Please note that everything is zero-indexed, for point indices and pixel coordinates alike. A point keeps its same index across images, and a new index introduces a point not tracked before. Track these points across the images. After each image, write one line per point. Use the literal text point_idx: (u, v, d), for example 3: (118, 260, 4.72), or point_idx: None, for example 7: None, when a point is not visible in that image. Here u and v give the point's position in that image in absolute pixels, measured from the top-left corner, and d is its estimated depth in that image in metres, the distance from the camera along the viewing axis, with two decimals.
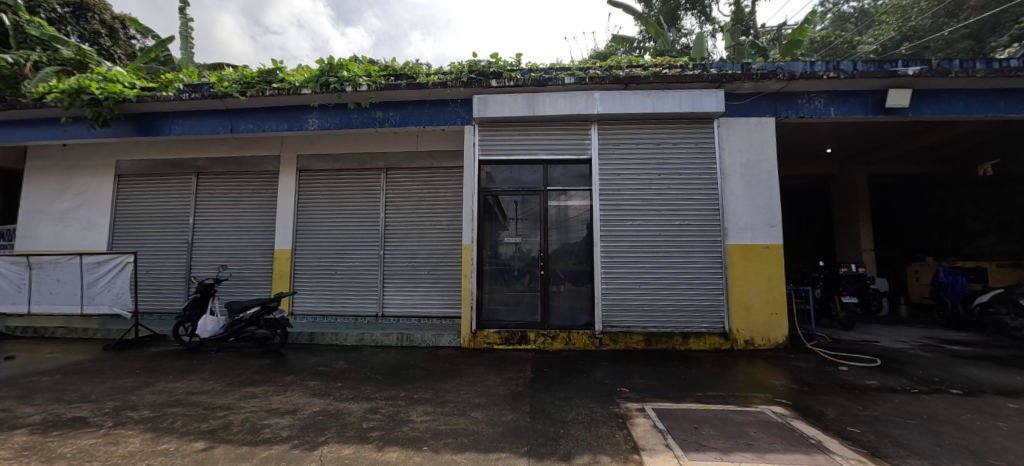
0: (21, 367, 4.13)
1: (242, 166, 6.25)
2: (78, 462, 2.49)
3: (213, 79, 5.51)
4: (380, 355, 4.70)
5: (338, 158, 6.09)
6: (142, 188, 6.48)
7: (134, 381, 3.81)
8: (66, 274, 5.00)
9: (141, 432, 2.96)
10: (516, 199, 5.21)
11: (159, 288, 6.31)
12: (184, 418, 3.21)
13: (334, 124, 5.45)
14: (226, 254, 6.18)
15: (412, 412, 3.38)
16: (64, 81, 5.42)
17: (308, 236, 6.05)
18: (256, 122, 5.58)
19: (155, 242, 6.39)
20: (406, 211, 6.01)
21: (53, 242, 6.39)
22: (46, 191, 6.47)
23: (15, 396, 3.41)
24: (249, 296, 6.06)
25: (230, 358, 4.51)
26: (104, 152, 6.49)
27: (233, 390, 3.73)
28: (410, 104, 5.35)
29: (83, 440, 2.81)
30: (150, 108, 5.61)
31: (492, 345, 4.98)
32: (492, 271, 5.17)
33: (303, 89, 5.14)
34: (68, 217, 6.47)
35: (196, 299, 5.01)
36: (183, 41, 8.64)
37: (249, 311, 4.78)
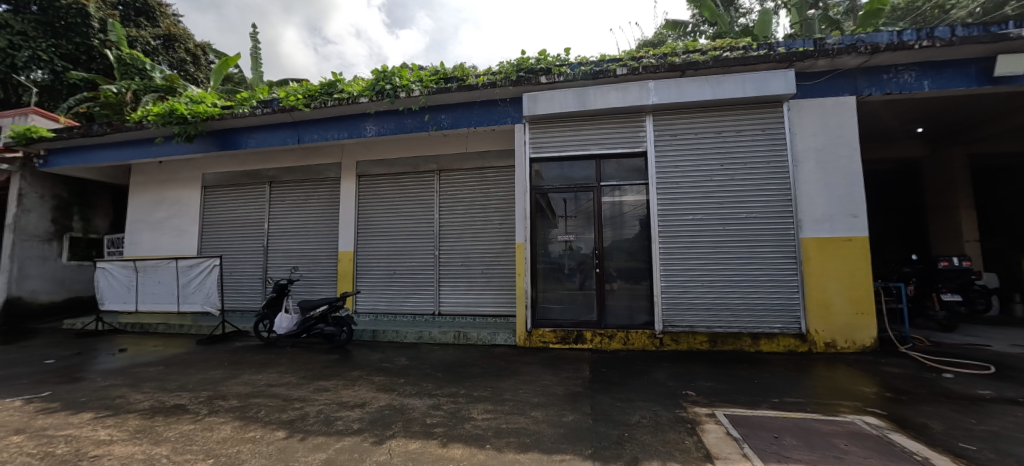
0: (132, 358, 4.68)
1: (308, 174, 6.68)
2: (182, 446, 2.77)
3: (281, 94, 5.92)
4: (438, 352, 4.79)
5: (394, 163, 6.33)
6: (223, 198, 7.13)
7: (222, 373, 4.16)
8: (164, 276, 5.61)
9: (231, 420, 3.26)
10: (566, 196, 5.12)
11: (240, 287, 6.91)
12: (266, 408, 3.49)
13: (389, 130, 5.61)
14: (296, 256, 6.64)
15: (472, 409, 3.44)
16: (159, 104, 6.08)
17: (368, 238, 6.36)
18: (320, 131, 5.91)
19: (235, 246, 7.00)
20: (459, 212, 6.12)
21: (153, 248, 7.22)
22: (146, 203, 7.33)
23: (127, 384, 3.86)
24: (317, 296, 6.45)
25: (302, 352, 4.81)
26: (192, 166, 7.23)
27: (306, 382, 3.97)
28: (460, 105, 5.41)
29: (184, 426, 3.14)
30: (229, 124, 6.14)
31: (548, 344, 4.91)
32: (545, 269, 5.11)
33: (362, 98, 5.40)
34: (163, 226, 7.27)
35: (273, 297, 5.37)
36: (252, 62, 9.43)
37: (318, 310, 5.00)
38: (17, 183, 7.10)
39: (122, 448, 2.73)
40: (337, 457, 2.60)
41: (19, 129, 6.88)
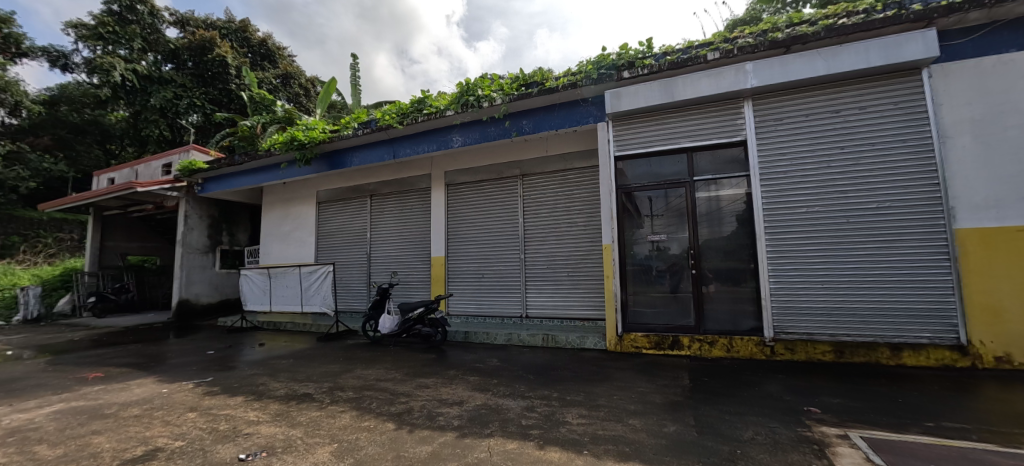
0: (268, 351, 5.51)
1: (402, 186, 7.29)
2: (312, 429, 3.24)
3: (378, 115, 6.53)
4: (527, 354, 4.88)
5: (478, 171, 6.63)
6: (333, 211, 8.09)
7: (339, 367, 4.68)
8: (291, 281, 6.51)
9: (349, 410, 3.65)
10: (654, 194, 4.88)
11: (348, 291, 7.77)
12: (377, 400, 3.85)
13: (474, 139, 5.85)
14: (394, 262, 7.27)
15: (567, 413, 3.42)
16: (283, 133, 7.14)
17: (457, 243, 6.71)
18: (412, 146, 6.39)
19: (343, 254, 7.90)
20: (542, 215, 6.18)
21: (281, 256, 8.47)
22: (275, 218, 8.64)
23: (268, 373, 4.54)
24: (413, 298, 6.99)
25: (403, 350, 5.22)
26: (309, 185, 8.32)
27: (410, 378, 4.29)
28: (541, 109, 5.47)
29: (312, 412, 3.59)
30: (337, 146, 6.95)
31: (641, 349, 4.72)
32: (635, 271, 4.92)
33: (448, 111, 5.76)
34: (287, 237, 8.49)
35: (377, 300, 5.94)
36: (352, 89, 10.59)
37: (416, 312, 5.39)
38: (184, 206, 8.78)
39: (267, 427, 3.29)
40: (442, 450, 2.76)
41: (184, 163, 8.50)
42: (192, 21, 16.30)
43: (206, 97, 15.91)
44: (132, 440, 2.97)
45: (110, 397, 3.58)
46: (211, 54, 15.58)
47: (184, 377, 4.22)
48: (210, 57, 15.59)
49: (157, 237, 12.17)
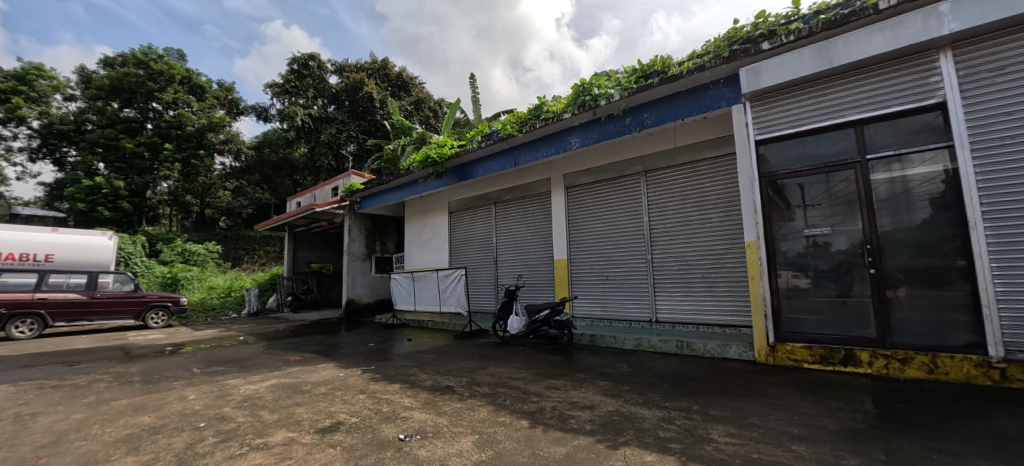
0: (415, 346, 6.29)
1: (524, 191, 7.64)
2: (456, 419, 3.56)
3: (498, 126, 6.96)
4: (661, 363, 4.64)
5: (598, 171, 6.56)
6: (462, 219, 8.88)
7: (474, 364, 5.04)
8: (430, 284, 7.33)
9: (486, 404, 3.92)
10: (808, 179, 4.22)
11: (478, 292, 8.46)
12: (511, 398, 4.05)
13: (594, 139, 5.79)
14: (519, 265, 7.66)
15: (712, 430, 3.09)
16: (420, 153, 8.23)
17: (579, 245, 6.76)
18: (532, 152, 6.62)
19: (472, 258, 8.63)
20: (670, 213, 5.82)
21: (422, 261, 9.70)
22: (416, 228, 9.94)
23: (417, 365, 5.15)
24: (538, 300, 7.26)
25: (532, 351, 5.41)
26: (441, 197, 9.28)
27: (540, 379, 4.41)
28: (664, 99, 5.15)
29: (455, 403, 3.95)
30: (464, 160, 7.64)
31: (801, 363, 4.09)
32: (788, 271, 4.30)
33: (566, 113, 5.82)
34: (426, 244, 9.67)
35: (505, 301, 6.32)
36: (472, 104, 11.52)
37: (542, 313, 5.55)
38: (347, 223, 10.62)
39: (419, 414, 3.72)
40: (577, 453, 2.75)
41: (349, 186, 10.45)
42: (347, 67, 20.17)
43: (359, 128, 19.79)
44: (321, 413, 3.65)
45: (306, 377, 4.44)
46: (362, 92, 19.21)
47: (354, 365, 5.03)
48: (361, 95, 19.30)
49: (329, 247, 14.93)
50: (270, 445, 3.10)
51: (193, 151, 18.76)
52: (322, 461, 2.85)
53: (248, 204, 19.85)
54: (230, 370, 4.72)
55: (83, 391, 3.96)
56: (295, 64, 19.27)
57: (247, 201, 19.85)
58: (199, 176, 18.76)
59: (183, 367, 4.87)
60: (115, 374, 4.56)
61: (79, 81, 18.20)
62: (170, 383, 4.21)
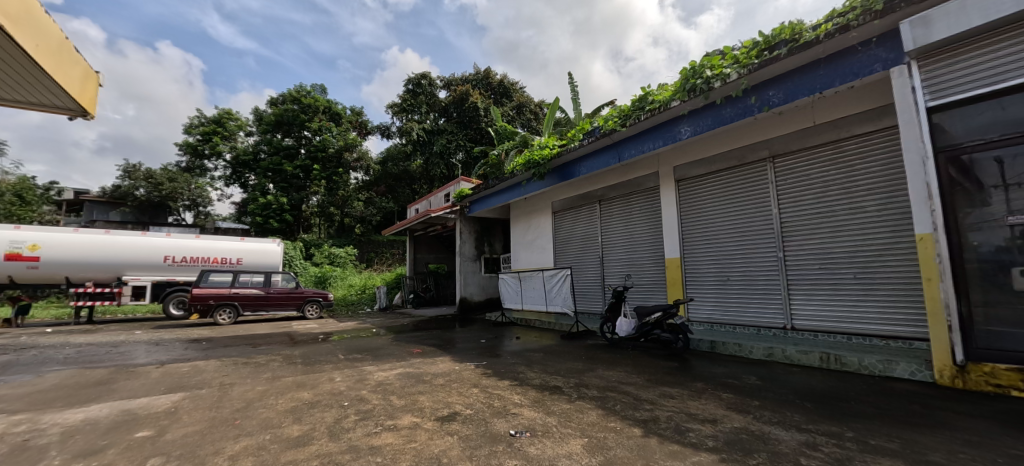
0: (523, 344, 6.47)
1: (629, 187, 7.37)
2: (565, 421, 3.48)
3: (600, 122, 6.86)
4: (801, 377, 4.02)
5: (714, 160, 6.03)
6: (566, 219, 8.92)
7: (581, 365, 4.92)
8: (536, 283, 7.57)
9: (595, 407, 3.79)
10: (1011, 151, 3.29)
11: (585, 292, 8.42)
12: (622, 403, 3.87)
13: (707, 126, 5.24)
14: (627, 265, 7.41)
15: (873, 462, 2.45)
16: (523, 155, 8.53)
17: (693, 243, 6.30)
18: (637, 145, 6.30)
19: (577, 258, 8.61)
20: (807, 203, 5.06)
21: (528, 261, 10.05)
22: (521, 229, 10.35)
23: (525, 363, 5.22)
24: (649, 302, 6.94)
25: (643, 356, 5.12)
26: (545, 198, 9.47)
27: (652, 386, 4.15)
28: (795, 72, 4.46)
29: (563, 404, 3.91)
30: (566, 159, 7.72)
31: (1008, 391, 3.11)
32: (983, 271, 3.33)
33: (674, 101, 5.43)
34: (531, 245, 9.98)
35: (613, 302, 6.15)
36: (572, 103, 11.66)
37: (653, 316, 5.24)
38: (459, 226, 11.54)
39: (528, 411, 3.74)
40: None
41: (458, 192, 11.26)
42: (454, 81, 22.50)
43: (466, 137, 21.56)
44: (440, 403, 3.89)
45: (426, 368, 4.85)
46: (468, 102, 20.98)
47: (467, 359, 5.35)
48: (468, 105, 20.98)
49: (442, 249, 16.44)
50: (399, 427, 3.41)
51: (333, 169, 22.45)
52: (441, 447, 3.00)
53: (377, 212, 23.22)
54: (367, 357, 5.40)
55: (264, 367, 4.91)
56: (411, 84, 22.35)
57: (377, 210, 23.18)
58: (338, 191, 22.51)
59: (331, 353, 5.74)
60: (285, 356, 5.58)
61: (254, 120, 23.25)
62: (322, 365, 4.98)
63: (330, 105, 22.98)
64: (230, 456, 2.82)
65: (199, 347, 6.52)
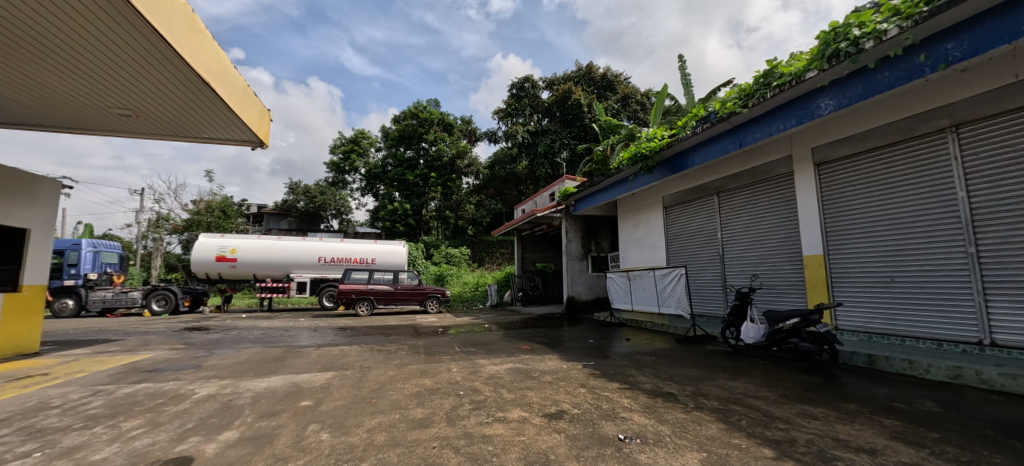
0: (634, 346, 6.25)
1: (755, 175, 6.62)
2: (680, 432, 3.11)
3: (717, 105, 6.26)
4: (1007, 408, 3.12)
5: (868, 136, 5.01)
6: (680, 214, 8.42)
7: (700, 373, 4.52)
8: (647, 283, 7.41)
9: (716, 420, 3.34)
10: None
11: (702, 294, 7.81)
12: (749, 419, 3.33)
13: (858, 95, 4.38)
14: (754, 264, 6.70)
15: None
16: (629, 149, 8.24)
17: (840, 237, 5.38)
18: (763, 127, 5.58)
19: (692, 256, 8.06)
20: (1017, 182, 3.90)
21: (636, 260, 9.78)
22: (628, 227, 10.13)
23: (635, 365, 4.99)
24: (784, 306, 6.15)
25: (777, 367, 4.53)
26: (655, 193, 9.08)
27: (788, 403, 3.57)
28: (990, 13, 3.39)
29: (678, 414, 3.52)
30: (677, 149, 7.25)
31: None
32: None
33: (809, 72, 4.65)
34: (640, 242, 9.69)
35: (737, 305, 5.66)
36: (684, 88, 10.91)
37: (788, 322, 4.67)
38: (565, 225, 11.77)
39: (639, 417, 3.46)
40: None
41: (563, 191, 11.38)
42: (556, 80, 22.77)
43: (570, 135, 21.32)
44: (549, 400, 3.89)
45: (535, 365, 4.99)
46: (571, 101, 20.92)
47: (575, 359, 5.34)
48: (570, 103, 21.00)
49: (549, 248, 16.78)
50: (508, 420, 3.45)
51: (448, 176, 24.78)
52: (549, 444, 2.92)
53: (486, 215, 24.96)
54: (480, 351, 5.75)
55: (394, 355, 5.56)
56: (515, 88, 23.22)
57: (486, 212, 24.93)
58: (453, 196, 24.67)
59: (449, 345, 6.26)
60: (410, 345, 6.26)
61: (383, 137, 26.64)
62: (442, 356, 5.46)
63: (444, 118, 25.46)
64: (368, 430, 3.19)
65: (345, 334, 7.71)
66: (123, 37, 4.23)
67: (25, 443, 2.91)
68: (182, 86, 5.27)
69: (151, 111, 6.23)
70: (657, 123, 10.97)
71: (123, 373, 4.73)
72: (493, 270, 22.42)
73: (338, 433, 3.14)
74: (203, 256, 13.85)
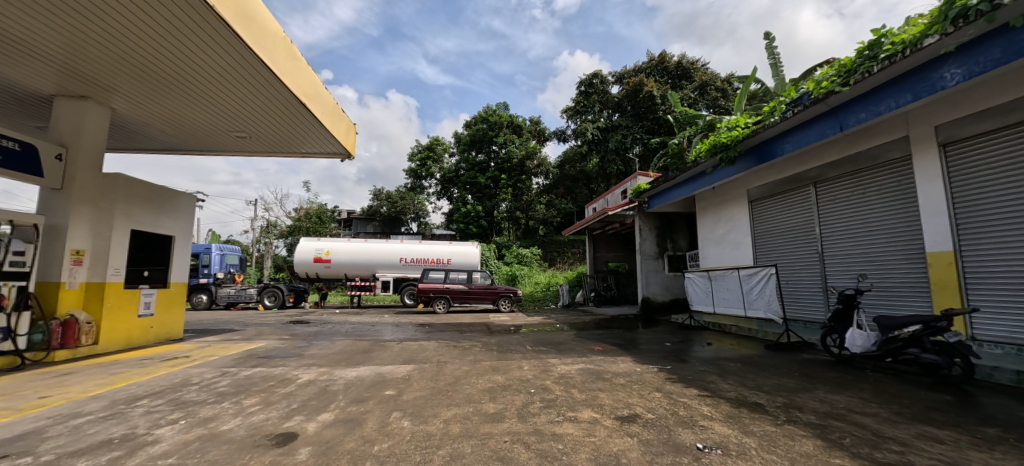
0: (715, 351, 5.89)
1: (862, 162, 5.86)
2: (768, 445, 2.68)
3: (811, 85, 5.68)
4: None
5: (1013, 108, 4.14)
6: (771, 208, 7.82)
7: (795, 384, 4.12)
8: (731, 284, 6.99)
9: (811, 436, 2.83)
10: None
11: (799, 296, 7.15)
12: (852, 437, 2.78)
13: (995, 60, 3.63)
14: (862, 262, 5.96)
15: None
16: (707, 141, 7.90)
17: (974, 230, 4.54)
18: (870, 105, 4.91)
19: (787, 254, 7.43)
20: None
21: (719, 259, 9.24)
22: (709, 224, 9.63)
23: (717, 372, 4.69)
24: (902, 312, 5.37)
25: (892, 382, 4.00)
26: (738, 186, 8.57)
27: (904, 422, 3.04)
28: None
29: (766, 426, 3.09)
30: (764, 137, 6.70)
31: None
32: None
33: (929, 37, 3.96)
34: (723, 240, 9.14)
35: (839, 310, 5.13)
36: (772, 69, 9.95)
37: (906, 329, 4.11)
38: (638, 223, 11.56)
39: (720, 426, 3.08)
40: None
41: (635, 188, 11.16)
42: (626, 74, 22.41)
43: (642, 128, 21.03)
44: (621, 402, 3.79)
45: (607, 366, 4.91)
46: (643, 92, 20.63)
47: (650, 362, 5.16)
48: (642, 96, 20.71)
49: (623, 248, 16.43)
50: (579, 420, 3.31)
51: (518, 177, 25.20)
52: (621, 446, 2.71)
53: (557, 213, 25.23)
54: (551, 351, 5.80)
55: (468, 351, 5.82)
56: (583, 86, 23.11)
57: (557, 212, 25.00)
58: (523, 196, 25.05)
59: (521, 343, 6.40)
60: (483, 343, 6.50)
61: (456, 142, 27.73)
62: (513, 354, 5.60)
63: (512, 120, 25.88)
64: (444, 420, 3.30)
65: (424, 330, 8.25)
66: (234, 65, 4.85)
67: (173, 412, 3.50)
68: (287, 108, 6.01)
69: (260, 132, 7.17)
70: (741, 111, 10.16)
71: (244, 357, 5.53)
72: (565, 270, 22.43)
73: (417, 421, 3.30)
74: (303, 257, 15.59)
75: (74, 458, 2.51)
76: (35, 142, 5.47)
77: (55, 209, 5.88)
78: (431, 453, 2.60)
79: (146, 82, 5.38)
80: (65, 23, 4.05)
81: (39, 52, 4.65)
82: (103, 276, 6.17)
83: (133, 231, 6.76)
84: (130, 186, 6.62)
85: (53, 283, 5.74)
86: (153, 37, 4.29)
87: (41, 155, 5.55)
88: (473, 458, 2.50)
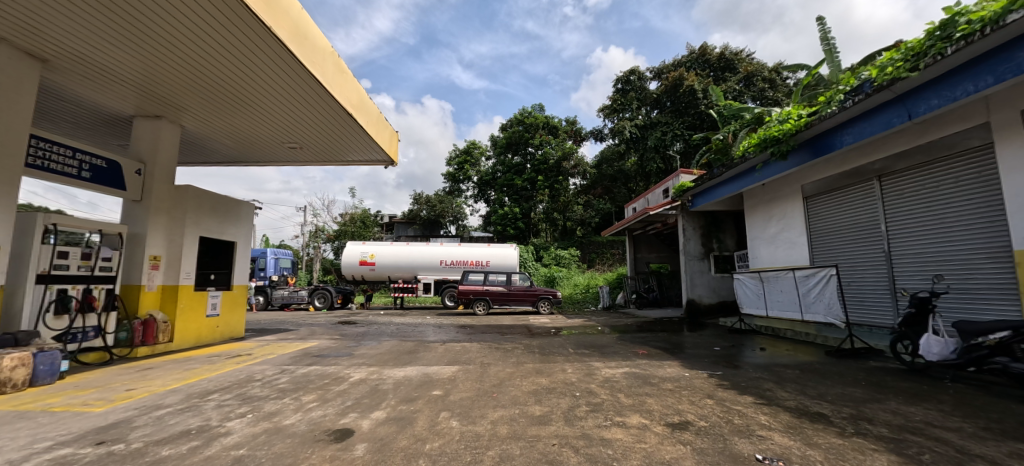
0: (769, 357, 5.59)
1: (936, 151, 5.34)
2: (836, 459, 2.51)
3: (873, 71, 5.20)
4: None
5: None
6: (829, 204, 7.33)
7: (863, 394, 3.84)
8: (786, 286, 6.61)
9: (885, 451, 2.63)
10: None
11: (864, 299, 6.65)
12: (933, 454, 2.56)
13: None
14: (938, 262, 5.44)
15: None
16: (755, 135, 7.46)
17: None
18: (944, 91, 4.48)
19: (850, 254, 6.94)
20: None
21: (772, 259, 8.77)
22: (760, 221, 9.15)
23: (773, 379, 4.45)
24: (988, 317, 4.85)
25: (979, 394, 3.63)
26: (791, 181, 8.09)
27: (994, 439, 2.75)
28: None
29: (831, 438, 2.91)
30: (821, 128, 6.29)
31: None
32: None
33: (1014, 13, 3.51)
34: (776, 239, 8.67)
35: (911, 315, 4.73)
36: (826, 55, 9.28)
37: (993, 336, 3.77)
38: (681, 222, 11.19)
39: (780, 437, 2.94)
40: None
41: (678, 186, 10.82)
42: (664, 69, 21.70)
43: (683, 124, 20.31)
44: (671, 408, 3.68)
45: (654, 371, 4.80)
46: (683, 87, 19.88)
47: (699, 368, 4.99)
48: (682, 90, 19.95)
49: (665, 248, 15.96)
50: (628, 425, 3.26)
51: (555, 178, 25.07)
52: (674, 455, 2.64)
53: (594, 214, 25.06)
54: (594, 354, 5.74)
55: (511, 353, 5.87)
56: (619, 83, 22.49)
57: (594, 211, 25.13)
58: (560, 198, 24.93)
59: (563, 346, 6.39)
60: (525, 345, 6.53)
61: (491, 144, 28.00)
62: (557, 357, 5.60)
63: (548, 121, 25.75)
64: (492, 422, 3.35)
65: (466, 332, 8.42)
66: (285, 81, 5.16)
67: (241, 406, 3.78)
68: (334, 119, 6.32)
69: (311, 143, 7.60)
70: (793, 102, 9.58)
71: (299, 356, 5.87)
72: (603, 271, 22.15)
73: (466, 421, 3.37)
74: (350, 260, 16.34)
75: (159, 446, 2.78)
76: (119, 159, 6.08)
77: (135, 218, 6.49)
78: (481, 453, 2.65)
79: (212, 101, 5.89)
80: (144, 52, 4.49)
81: (122, 78, 5.18)
82: (177, 280, 6.76)
83: (201, 238, 7.34)
84: (197, 197, 7.20)
85: (135, 286, 6.34)
86: (216, 60, 4.66)
87: (123, 170, 6.15)
88: (523, 460, 2.53)
